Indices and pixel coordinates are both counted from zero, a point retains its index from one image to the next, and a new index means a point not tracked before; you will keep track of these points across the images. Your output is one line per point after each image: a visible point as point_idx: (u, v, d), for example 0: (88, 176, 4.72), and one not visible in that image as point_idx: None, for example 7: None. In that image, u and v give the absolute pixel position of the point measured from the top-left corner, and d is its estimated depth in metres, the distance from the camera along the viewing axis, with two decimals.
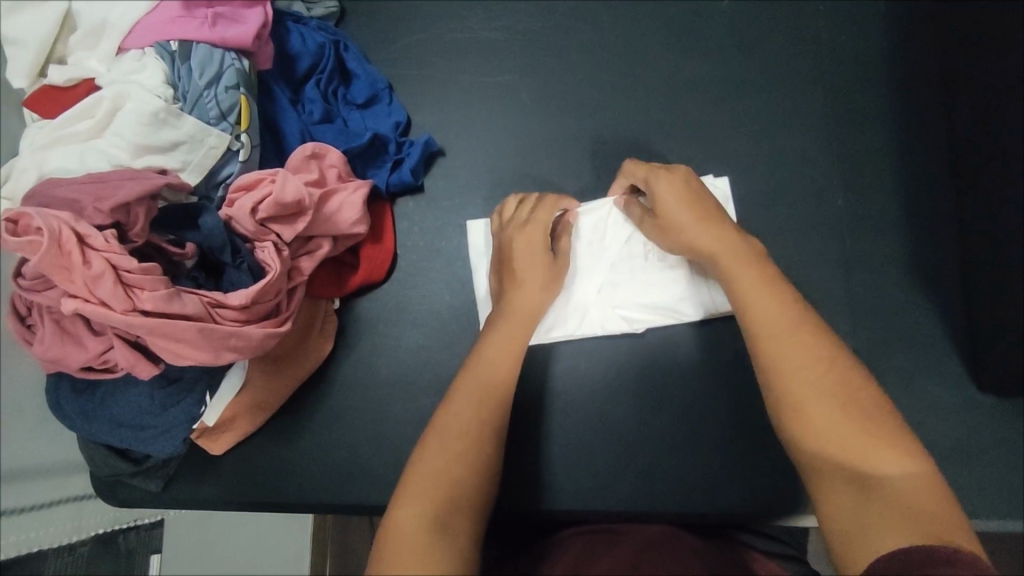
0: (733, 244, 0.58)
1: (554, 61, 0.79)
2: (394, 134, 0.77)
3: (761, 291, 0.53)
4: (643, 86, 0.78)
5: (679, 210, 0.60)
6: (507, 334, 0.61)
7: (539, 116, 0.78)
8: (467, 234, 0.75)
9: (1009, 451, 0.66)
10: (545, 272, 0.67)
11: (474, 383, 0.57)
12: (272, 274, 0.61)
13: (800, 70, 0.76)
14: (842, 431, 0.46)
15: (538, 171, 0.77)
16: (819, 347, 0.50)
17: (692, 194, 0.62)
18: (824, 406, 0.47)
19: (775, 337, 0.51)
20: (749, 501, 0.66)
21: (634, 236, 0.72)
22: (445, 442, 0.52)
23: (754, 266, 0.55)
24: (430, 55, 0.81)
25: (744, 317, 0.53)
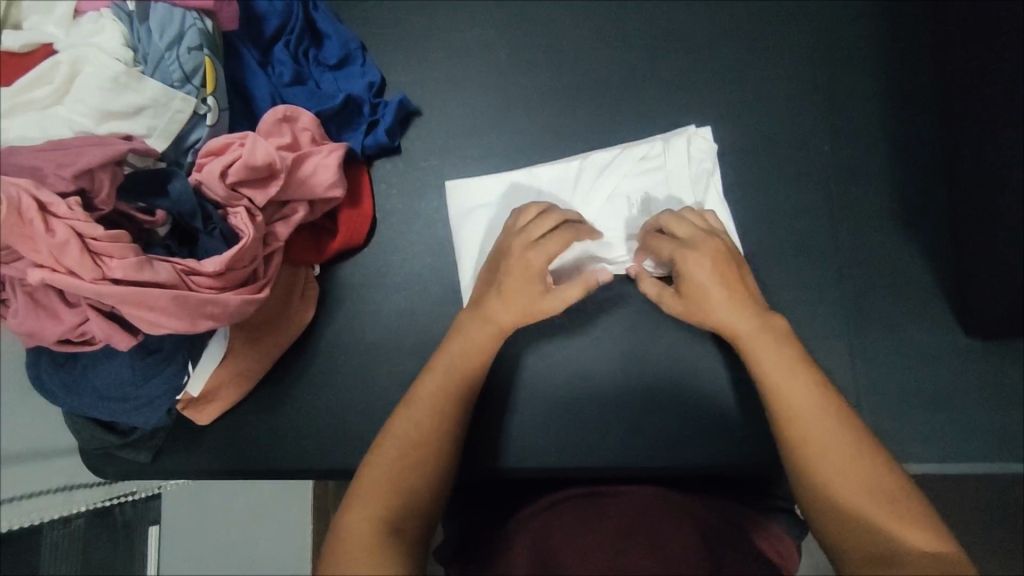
0: (762, 317, 0.56)
1: (531, 14, 0.77)
2: (368, 95, 0.75)
3: (785, 367, 0.53)
4: (622, 37, 0.75)
5: (704, 293, 0.56)
6: (479, 333, 0.61)
7: (517, 72, 0.76)
8: (445, 194, 0.74)
9: (997, 394, 0.65)
10: (526, 308, 0.61)
11: (453, 364, 0.60)
12: (245, 239, 0.60)
13: (783, 16, 0.74)
14: (871, 505, 0.47)
15: (518, 128, 0.75)
16: (842, 420, 0.50)
17: (723, 264, 0.57)
18: (833, 461, 0.49)
19: (799, 419, 0.51)
20: (737, 454, 0.66)
21: (617, 190, 0.71)
22: (397, 438, 0.55)
23: (778, 340, 0.54)
24: (403, 12, 0.78)
25: (771, 397, 0.53)
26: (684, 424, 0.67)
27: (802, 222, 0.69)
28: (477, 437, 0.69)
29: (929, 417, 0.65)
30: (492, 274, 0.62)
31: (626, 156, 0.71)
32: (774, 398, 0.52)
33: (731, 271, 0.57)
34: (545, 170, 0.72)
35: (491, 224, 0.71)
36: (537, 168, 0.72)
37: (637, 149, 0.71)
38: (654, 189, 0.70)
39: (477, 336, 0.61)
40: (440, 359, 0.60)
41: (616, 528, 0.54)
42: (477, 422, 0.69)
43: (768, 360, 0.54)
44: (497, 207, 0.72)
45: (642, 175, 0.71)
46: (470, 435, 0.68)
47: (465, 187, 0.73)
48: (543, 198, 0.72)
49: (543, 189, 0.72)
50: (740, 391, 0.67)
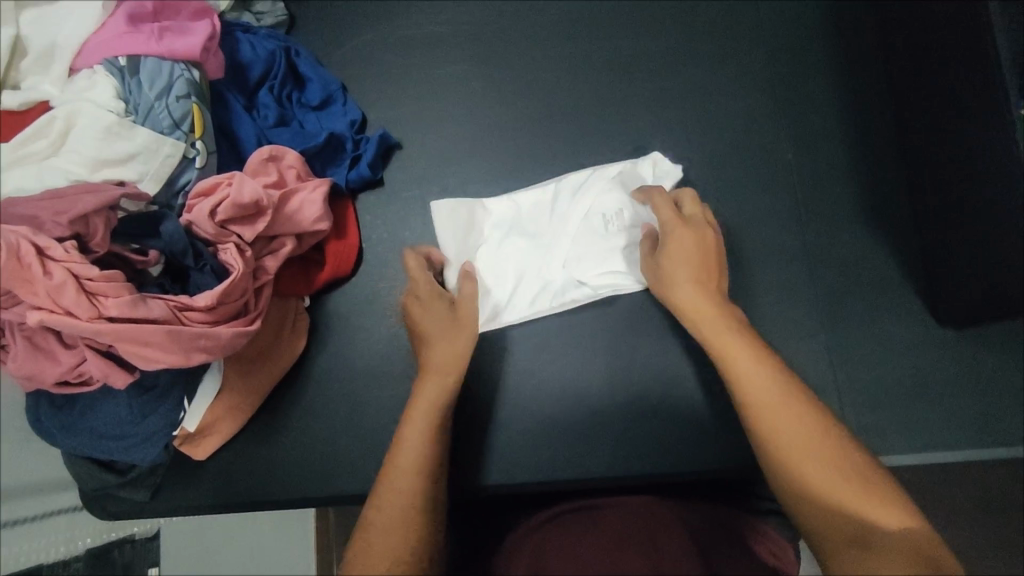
0: (720, 313, 0.59)
1: (502, 48, 0.81)
2: (350, 132, 0.78)
3: (750, 363, 0.55)
4: (589, 64, 0.79)
5: (680, 266, 0.62)
6: (447, 354, 0.64)
7: (490, 102, 0.80)
8: (432, 217, 0.76)
9: (968, 381, 0.67)
10: (439, 324, 0.66)
11: (439, 388, 0.62)
12: (235, 273, 0.63)
13: (740, 36, 0.78)
14: (850, 497, 0.48)
15: (494, 155, 0.78)
16: (809, 408, 0.52)
17: (706, 253, 0.62)
18: (807, 453, 0.50)
19: (774, 418, 0.52)
20: (723, 457, 0.67)
21: (592, 209, 0.74)
22: (403, 476, 0.56)
23: (737, 335, 0.57)
24: (381, 53, 0.83)
25: (740, 395, 0.54)
26: (673, 429, 0.69)
27: (771, 227, 0.72)
28: (470, 454, 0.70)
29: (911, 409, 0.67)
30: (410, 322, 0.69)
31: (601, 175, 0.74)
32: (745, 396, 0.54)
33: (712, 257, 0.63)
34: (525, 196, 0.76)
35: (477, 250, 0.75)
36: (518, 194, 0.76)
37: (609, 169, 0.74)
38: (629, 206, 0.73)
39: (446, 363, 0.64)
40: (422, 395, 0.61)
41: (609, 542, 0.54)
42: (469, 440, 0.70)
43: (736, 361, 0.55)
44: (479, 234, 0.75)
45: (617, 193, 0.73)
46: (462, 454, 0.70)
47: (452, 209, 0.75)
48: (522, 223, 0.75)
49: (522, 215, 0.76)
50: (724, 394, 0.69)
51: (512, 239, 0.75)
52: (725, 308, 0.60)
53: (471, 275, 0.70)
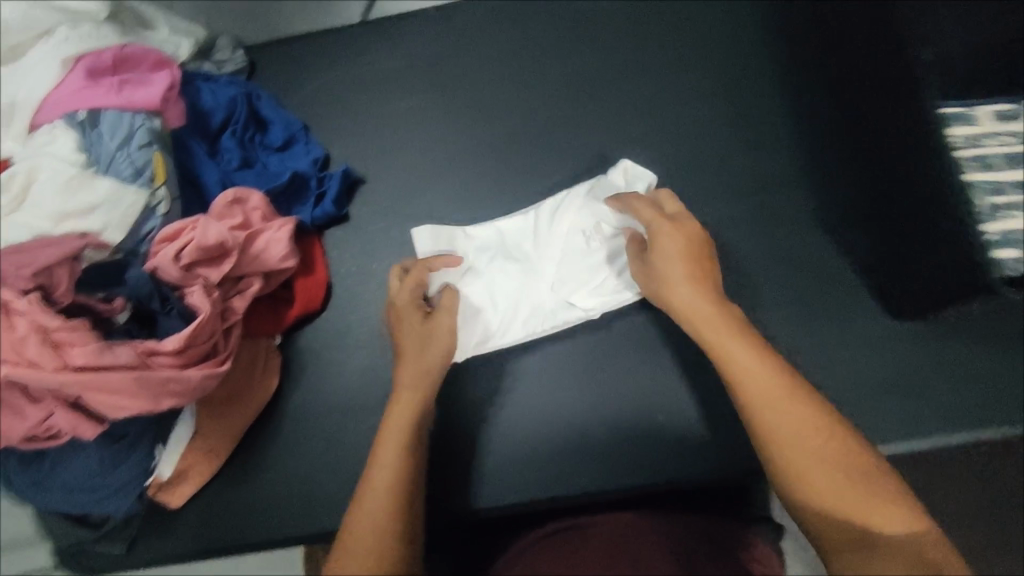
0: (717, 310, 0.59)
1: (458, 79, 0.83)
2: (314, 170, 0.80)
3: (751, 360, 0.54)
4: (542, 89, 0.82)
5: (672, 265, 0.62)
6: (414, 381, 0.64)
7: (448, 132, 0.82)
8: (415, 242, 0.77)
9: (931, 369, 0.69)
10: (420, 341, 0.67)
11: (409, 406, 0.61)
12: (202, 316, 0.63)
13: (684, 54, 0.80)
14: (852, 499, 0.48)
15: (455, 183, 0.80)
16: (812, 404, 0.52)
17: (695, 251, 0.63)
18: (811, 454, 0.50)
19: (778, 416, 0.52)
20: (700, 464, 0.68)
21: (573, 228, 0.75)
22: (375, 502, 0.55)
23: (735, 332, 0.57)
24: (340, 92, 0.85)
25: (740, 393, 0.54)
26: (647, 442, 0.70)
27: (727, 236, 0.75)
28: (449, 479, 0.70)
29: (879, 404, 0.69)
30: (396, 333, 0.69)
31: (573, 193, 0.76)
32: (747, 395, 0.53)
33: (701, 255, 0.63)
34: (508, 222, 0.77)
35: (465, 277, 0.75)
36: (501, 221, 0.77)
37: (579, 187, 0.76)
38: (605, 219, 0.75)
39: (418, 377, 0.64)
40: (392, 416, 0.61)
41: (603, 556, 0.53)
42: (448, 465, 0.71)
43: (737, 360, 0.55)
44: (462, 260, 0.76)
45: (591, 210, 0.75)
46: (442, 480, 0.70)
47: (434, 229, 0.76)
48: (504, 246, 0.77)
49: (507, 240, 0.77)
50: (694, 400, 0.70)
51: (499, 263, 0.76)
52: (722, 305, 0.60)
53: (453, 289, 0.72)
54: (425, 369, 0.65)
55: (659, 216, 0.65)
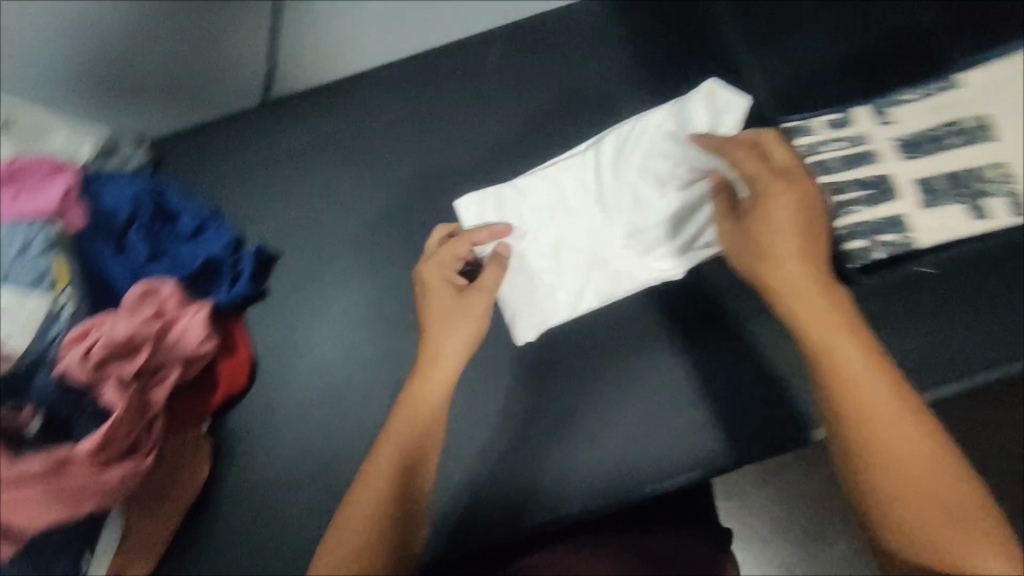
0: (814, 287, 0.58)
1: (361, 149, 0.87)
2: (228, 253, 0.81)
3: (847, 346, 0.54)
4: (442, 149, 0.86)
5: (779, 236, 0.60)
6: (418, 392, 0.66)
7: (357, 200, 0.85)
8: (459, 214, 0.82)
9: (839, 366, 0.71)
10: (445, 308, 0.70)
11: (407, 419, 0.64)
12: (118, 413, 0.63)
13: (567, 97, 0.85)
14: (949, 522, 0.49)
15: (368, 248, 0.83)
16: (903, 405, 0.52)
17: (807, 216, 0.61)
18: (904, 460, 0.51)
19: (861, 411, 0.52)
20: (624, 486, 0.72)
21: (644, 169, 0.80)
22: (361, 508, 0.58)
23: (836, 312, 0.56)
24: (251, 174, 0.88)
25: (833, 374, 0.54)
26: (583, 470, 0.73)
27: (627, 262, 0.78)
28: None
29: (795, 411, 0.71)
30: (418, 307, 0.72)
31: (642, 130, 0.80)
32: (834, 374, 0.54)
33: (810, 220, 0.61)
34: (564, 173, 0.81)
35: (549, 244, 0.81)
36: (557, 174, 0.81)
37: (650, 123, 0.80)
38: (678, 156, 0.78)
39: (432, 358, 0.68)
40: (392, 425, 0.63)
41: None
42: None
43: (832, 343, 0.55)
44: (518, 225, 0.81)
45: (664, 147, 0.79)
46: None
47: (476, 205, 0.81)
48: (563, 204, 0.81)
49: (567, 197, 0.81)
50: (613, 424, 0.74)
51: (562, 224, 0.81)
52: (823, 278, 0.59)
53: (498, 259, 0.74)
54: (437, 350, 0.68)
55: (776, 178, 0.62)
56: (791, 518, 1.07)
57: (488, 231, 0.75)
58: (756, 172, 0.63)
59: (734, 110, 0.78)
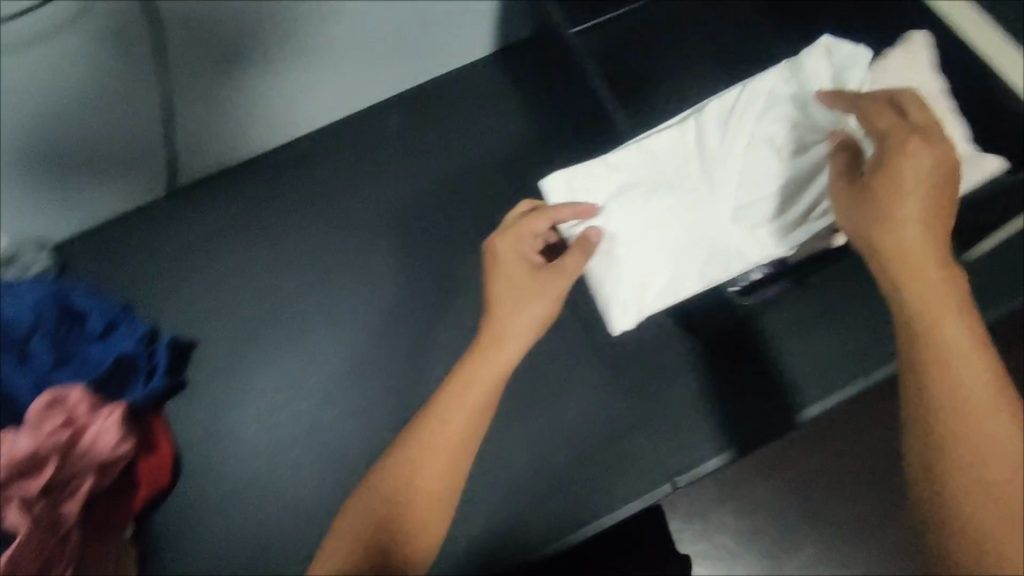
0: (938, 266, 0.57)
1: (271, 229, 0.89)
2: (140, 346, 0.78)
3: (958, 329, 0.56)
4: (354, 220, 0.89)
5: (910, 202, 0.58)
6: (487, 371, 0.67)
7: (274, 280, 0.87)
8: (546, 186, 0.73)
9: (730, 386, 0.80)
10: (521, 287, 0.70)
11: (459, 396, 0.66)
12: (20, 537, 0.59)
13: (467, 160, 0.91)
14: (1006, 524, 0.53)
15: (289, 326, 0.86)
16: (997, 392, 0.56)
17: (943, 186, 0.58)
18: (982, 440, 0.55)
19: (960, 386, 0.55)
20: (552, 523, 0.77)
21: (754, 137, 0.70)
22: (390, 471, 0.65)
23: (951, 296, 0.57)
24: (161, 265, 0.87)
25: (926, 348, 0.57)
26: (515, 501, 0.79)
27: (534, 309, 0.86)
28: None
29: (689, 433, 0.79)
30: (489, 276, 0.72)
31: (753, 94, 0.71)
32: (934, 345, 0.56)
33: (943, 192, 0.58)
34: (658, 143, 0.72)
35: (631, 225, 0.71)
36: (652, 144, 0.71)
37: (765, 84, 0.71)
38: (798, 119, 0.70)
39: (501, 333, 0.69)
40: (442, 396, 0.67)
41: None
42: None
43: (941, 321, 0.56)
44: (636, 184, 0.71)
45: (773, 113, 0.70)
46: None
47: (568, 178, 0.72)
48: (660, 175, 0.71)
49: (661, 166, 0.71)
50: (536, 464, 0.80)
51: (656, 197, 0.71)
52: (945, 258, 0.58)
53: (585, 248, 0.69)
54: (501, 332, 0.69)
55: (915, 143, 0.58)
56: (739, 517, 1.12)
57: (573, 210, 0.70)
58: (893, 130, 0.60)
59: (860, 66, 0.70)
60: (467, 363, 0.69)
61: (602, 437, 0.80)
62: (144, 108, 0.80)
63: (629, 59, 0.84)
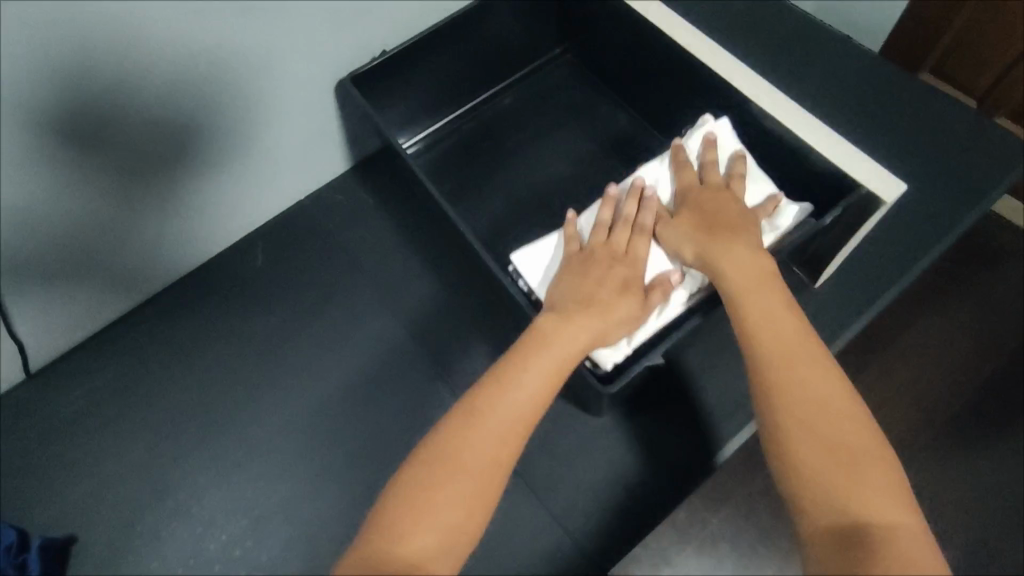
0: (749, 256, 0.62)
1: (144, 390, 0.85)
2: (10, 559, 0.74)
3: (770, 304, 0.58)
4: (229, 360, 0.87)
5: (711, 215, 0.67)
6: (547, 363, 0.57)
7: (152, 442, 0.83)
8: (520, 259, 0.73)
9: (634, 450, 0.80)
10: (608, 299, 0.63)
11: (511, 386, 0.56)
12: None
13: (336, 276, 0.92)
14: (848, 480, 0.48)
15: (175, 486, 0.81)
16: (818, 361, 0.55)
17: (736, 206, 0.68)
18: (805, 398, 0.52)
19: (781, 349, 0.55)
20: None
21: None
22: (427, 465, 0.52)
23: (765, 279, 0.60)
24: (25, 458, 0.82)
25: (746, 320, 0.58)
26: None
27: (428, 412, 0.84)
28: None
29: (600, 506, 0.78)
30: (574, 266, 0.67)
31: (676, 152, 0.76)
32: (751, 316, 0.58)
33: (738, 208, 0.68)
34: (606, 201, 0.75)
35: None
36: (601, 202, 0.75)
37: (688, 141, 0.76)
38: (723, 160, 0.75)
39: (557, 330, 0.59)
40: (496, 376, 0.57)
41: None
42: None
43: (752, 298, 0.59)
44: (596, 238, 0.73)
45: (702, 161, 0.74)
46: None
47: (538, 248, 0.73)
48: None
49: None
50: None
51: None
52: (753, 251, 0.63)
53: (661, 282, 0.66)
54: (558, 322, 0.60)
55: (709, 186, 0.71)
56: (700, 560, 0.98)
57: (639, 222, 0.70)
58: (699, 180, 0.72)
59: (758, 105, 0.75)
60: (521, 345, 0.59)
61: (517, 529, 0.79)
62: None
63: (470, 160, 0.93)
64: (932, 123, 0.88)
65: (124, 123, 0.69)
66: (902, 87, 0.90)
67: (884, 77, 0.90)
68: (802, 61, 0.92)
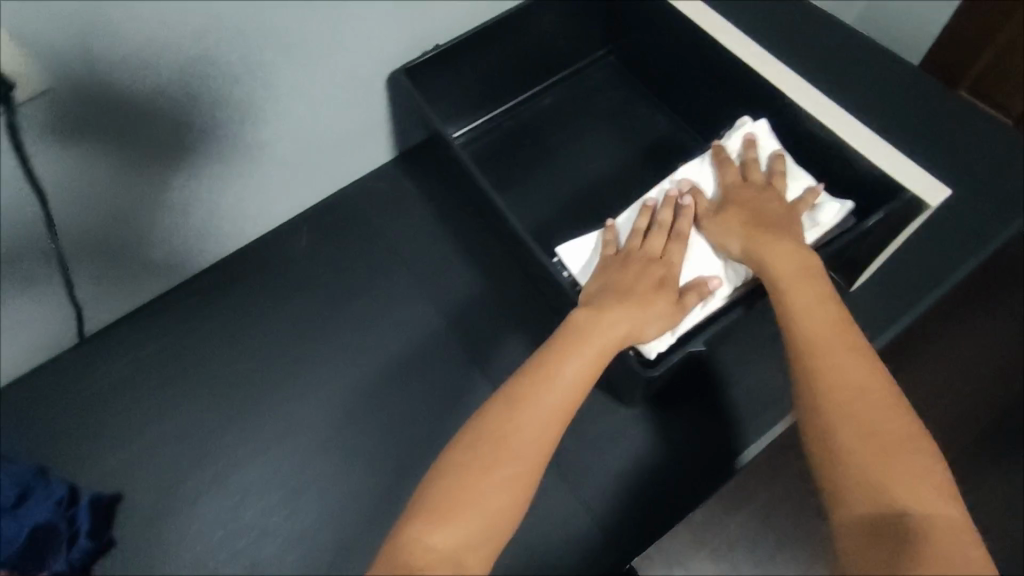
0: (796, 253, 0.64)
1: (191, 360, 0.89)
2: (59, 513, 0.77)
3: (816, 300, 0.60)
4: (272, 336, 0.90)
5: (758, 214, 0.69)
6: (583, 358, 0.59)
7: (196, 411, 0.86)
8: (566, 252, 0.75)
9: (662, 442, 0.82)
10: (643, 298, 0.64)
11: (550, 378, 0.57)
12: None
13: (378, 259, 0.95)
14: (889, 468, 0.49)
15: (215, 453, 0.84)
16: (862, 356, 0.56)
17: (782, 207, 0.70)
18: (848, 389, 0.54)
19: (825, 342, 0.57)
20: None
21: None
22: (468, 453, 0.54)
23: (811, 276, 0.62)
24: (76, 419, 0.85)
25: (792, 314, 0.59)
26: None
27: (462, 395, 0.86)
28: None
29: (628, 494, 0.80)
30: (610, 268, 0.69)
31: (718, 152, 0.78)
32: (796, 310, 0.59)
33: (785, 209, 0.69)
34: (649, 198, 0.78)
35: None
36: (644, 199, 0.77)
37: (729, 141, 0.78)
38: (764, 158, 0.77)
39: (591, 325, 0.61)
40: (535, 369, 0.59)
41: None
42: None
43: (797, 293, 0.60)
44: None
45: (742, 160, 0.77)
46: None
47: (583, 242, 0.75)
48: None
49: None
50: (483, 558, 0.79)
51: None
52: (799, 248, 0.64)
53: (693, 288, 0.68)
54: (595, 318, 0.62)
55: (755, 186, 0.72)
56: None
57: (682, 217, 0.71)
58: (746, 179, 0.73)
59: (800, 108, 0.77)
60: (558, 339, 0.61)
61: (545, 513, 0.81)
62: (39, 289, 0.77)
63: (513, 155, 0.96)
64: (970, 137, 0.89)
65: (187, 103, 0.72)
66: (941, 100, 0.91)
67: (925, 89, 0.92)
68: (843, 71, 0.93)
